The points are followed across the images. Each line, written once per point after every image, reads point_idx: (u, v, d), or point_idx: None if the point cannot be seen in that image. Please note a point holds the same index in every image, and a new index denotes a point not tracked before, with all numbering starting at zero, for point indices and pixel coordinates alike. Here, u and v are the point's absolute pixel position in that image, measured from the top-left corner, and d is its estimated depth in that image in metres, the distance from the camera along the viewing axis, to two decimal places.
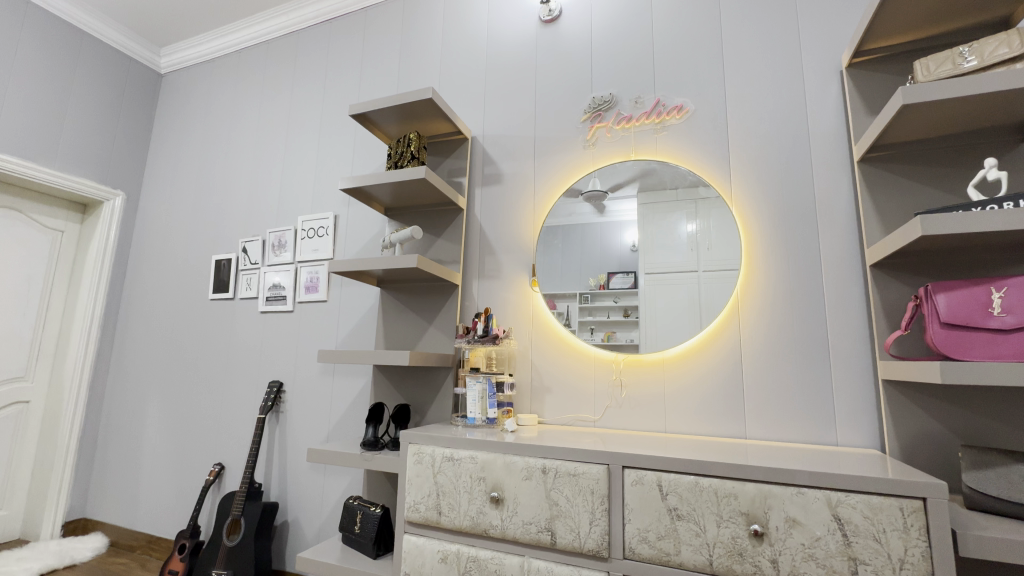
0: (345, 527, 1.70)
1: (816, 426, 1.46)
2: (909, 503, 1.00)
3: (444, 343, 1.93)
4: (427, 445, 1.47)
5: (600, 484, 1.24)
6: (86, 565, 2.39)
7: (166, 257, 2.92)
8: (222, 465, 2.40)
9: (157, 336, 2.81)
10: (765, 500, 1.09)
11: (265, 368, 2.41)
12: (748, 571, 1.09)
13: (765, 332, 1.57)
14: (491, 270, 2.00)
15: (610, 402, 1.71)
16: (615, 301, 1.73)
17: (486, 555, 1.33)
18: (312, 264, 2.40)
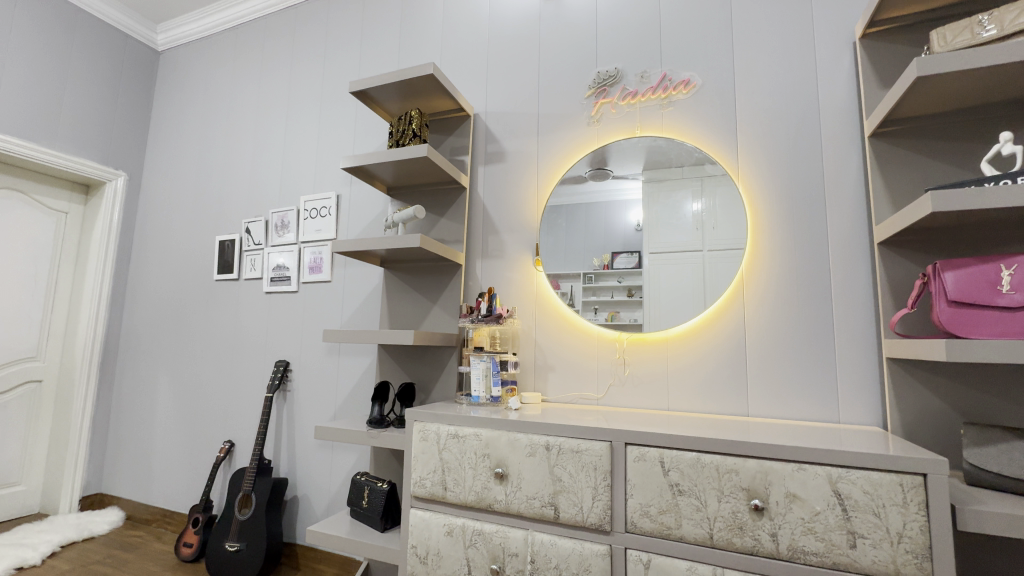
0: (353, 502, 1.74)
1: (819, 403, 1.47)
2: (909, 479, 1.01)
3: (448, 322, 1.94)
4: (432, 423, 1.49)
5: (602, 461, 1.25)
6: (105, 537, 2.47)
7: (170, 238, 2.92)
8: (232, 442, 2.45)
9: (164, 316, 2.84)
10: (765, 476, 1.11)
11: (271, 347, 2.43)
12: (748, 544, 1.11)
13: (769, 311, 1.56)
14: (494, 249, 1.99)
15: (613, 380, 1.72)
16: (619, 281, 1.73)
17: (491, 528, 1.36)
18: (315, 244, 2.39)
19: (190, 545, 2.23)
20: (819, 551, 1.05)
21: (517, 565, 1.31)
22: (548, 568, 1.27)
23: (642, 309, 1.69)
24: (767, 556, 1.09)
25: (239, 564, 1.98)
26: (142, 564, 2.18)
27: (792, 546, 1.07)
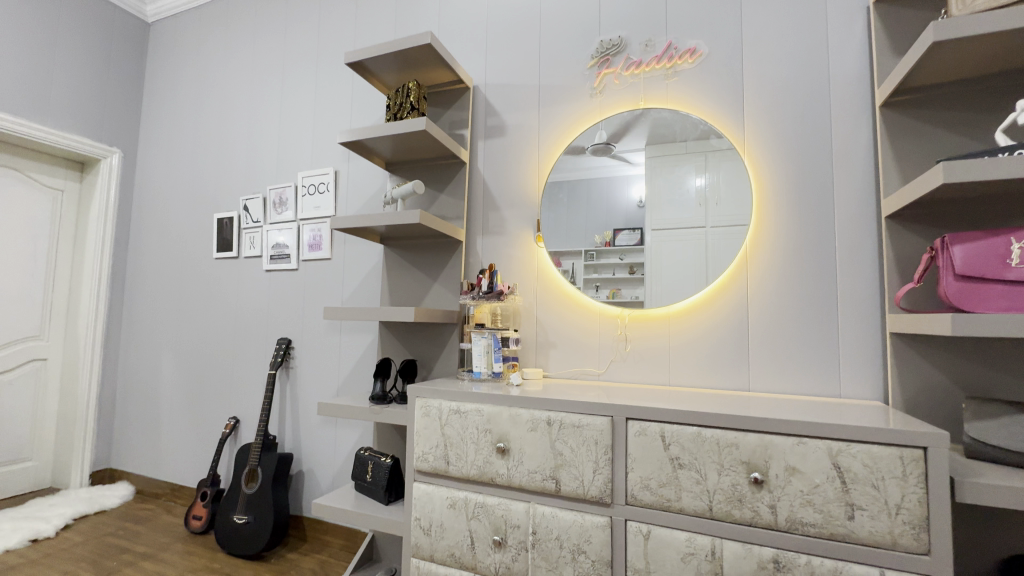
0: (358, 476, 1.77)
1: (820, 378, 1.47)
2: (909, 452, 1.01)
3: (449, 299, 1.93)
4: (434, 399, 1.50)
5: (603, 435, 1.26)
6: (116, 511, 2.52)
7: (168, 216, 2.89)
8: (237, 418, 2.48)
9: (165, 294, 2.84)
10: (765, 450, 1.12)
11: (273, 325, 2.44)
12: (747, 516, 1.12)
13: (772, 286, 1.55)
14: (495, 225, 1.97)
15: (615, 356, 1.72)
16: (620, 258, 1.71)
17: (493, 501, 1.38)
18: (314, 222, 2.37)
19: (200, 518, 2.28)
20: (817, 523, 1.06)
21: (519, 536, 1.33)
22: (549, 539, 1.30)
23: (643, 287, 1.68)
24: (766, 527, 1.11)
25: (248, 536, 2.02)
26: (153, 536, 2.23)
27: (791, 518, 1.08)
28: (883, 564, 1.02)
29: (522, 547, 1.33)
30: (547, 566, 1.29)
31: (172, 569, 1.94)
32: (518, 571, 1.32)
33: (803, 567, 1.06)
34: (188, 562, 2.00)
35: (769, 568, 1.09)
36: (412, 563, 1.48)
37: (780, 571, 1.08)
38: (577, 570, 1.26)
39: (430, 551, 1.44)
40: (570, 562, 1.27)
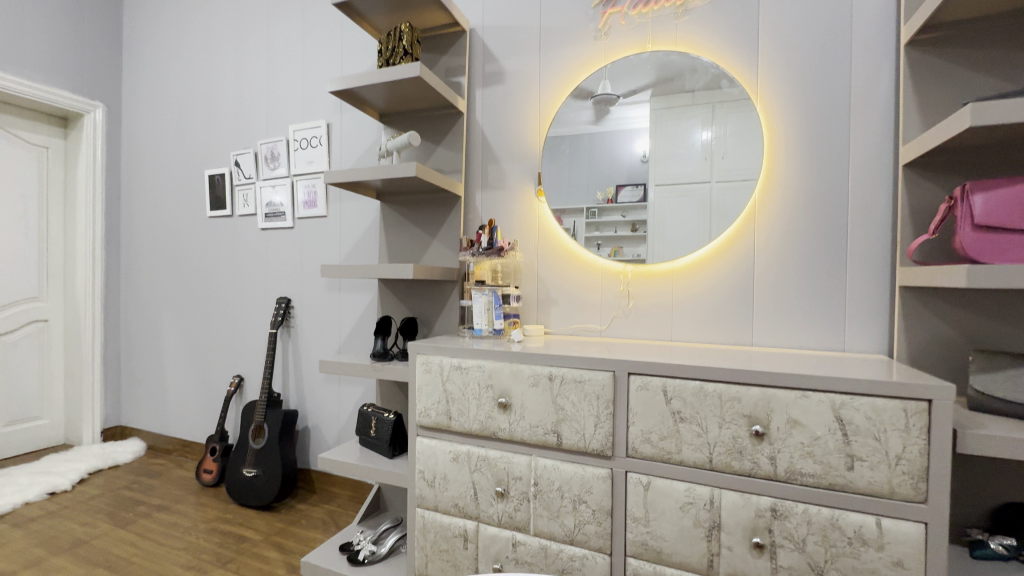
0: (362, 431, 1.79)
1: (825, 333, 1.45)
2: (914, 404, 1.01)
3: (448, 257, 1.90)
4: (435, 355, 1.50)
5: (605, 390, 1.26)
6: (129, 465, 2.60)
7: (158, 174, 2.81)
8: (241, 376, 2.50)
9: (161, 254, 2.80)
10: (768, 404, 1.11)
11: (272, 284, 2.41)
12: (747, 467, 1.13)
13: (780, 240, 1.51)
14: (494, 179, 1.90)
15: (617, 312, 1.70)
16: (623, 216, 1.67)
17: (495, 454, 1.40)
18: (308, 177, 2.30)
19: (210, 471, 2.34)
20: (816, 473, 1.07)
21: (521, 487, 1.36)
22: (551, 490, 1.32)
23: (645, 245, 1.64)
24: (765, 478, 1.12)
25: (258, 488, 2.08)
26: (166, 489, 2.30)
27: (790, 469, 1.09)
28: (880, 511, 1.03)
29: (524, 497, 1.35)
30: (548, 515, 1.32)
31: (186, 519, 2.01)
32: (520, 520, 1.36)
33: (799, 515, 1.08)
34: (201, 513, 2.07)
35: (766, 516, 1.11)
36: (417, 513, 1.52)
37: (778, 519, 1.10)
38: (578, 519, 1.29)
39: (434, 501, 1.48)
40: (571, 511, 1.30)
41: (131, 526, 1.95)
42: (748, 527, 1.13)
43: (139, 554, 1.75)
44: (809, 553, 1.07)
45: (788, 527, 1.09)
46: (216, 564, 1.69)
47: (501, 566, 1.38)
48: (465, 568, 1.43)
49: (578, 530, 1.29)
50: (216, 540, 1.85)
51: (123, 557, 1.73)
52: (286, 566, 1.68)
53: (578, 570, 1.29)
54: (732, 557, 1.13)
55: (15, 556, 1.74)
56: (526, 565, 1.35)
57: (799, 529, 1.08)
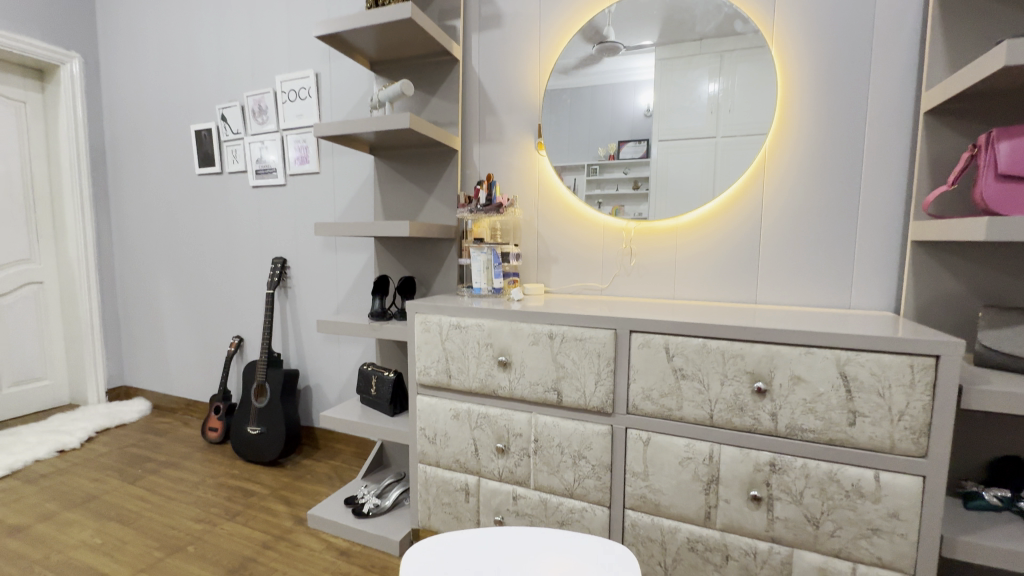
0: (362, 389, 1.80)
1: (830, 289, 1.42)
2: (921, 361, 0.99)
3: (445, 214, 1.84)
4: (433, 314, 1.47)
5: (606, 348, 1.24)
6: (136, 424, 2.64)
7: (143, 129, 2.70)
8: (241, 337, 2.50)
9: (152, 214, 2.74)
10: (771, 360, 1.10)
11: (267, 244, 2.37)
12: (747, 424, 1.13)
13: (789, 194, 1.45)
14: (492, 132, 1.82)
15: (618, 270, 1.67)
16: (625, 173, 1.61)
17: (495, 412, 1.40)
18: (298, 131, 2.20)
19: (215, 429, 2.38)
20: (816, 429, 1.07)
21: (522, 444, 1.37)
22: (551, 447, 1.33)
23: (647, 203, 1.59)
24: (766, 433, 1.12)
25: (263, 445, 2.12)
26: (173, 446, 2.34)
27: (791, 425, 1.09)
28: (879, 465, 1.04)
29: (524, 453, 1.37)
30: (548, 470, 1.34)
31: (194, 475, 2.05)
32: (520, 475, 1.38)
33: (798, 469, 1.09)
34: (209, 469, 2.11)
35: (764, 470, 1.12)
36: (419, 469, 1.54)
37: (776, 473, 1.11)
38: (578, 474, 1.30)
39: (435, 457, 1.50)
40: (571, 466, 1.31)
41: (141, 482, 2.00)
42: (746, 480, 1.14)
43: (150, 508, 1.79)
44: (806, 505, 1.09)
45: (786, 481, 1.10)
46: (225, 517, 1.74)
47: (502, 518, 1.41)
48: (466, 520, 1.47)
49: (578, 484, 1.31)
50: (224, 495, 1.89)
51: (134, 511, 1.77)
52: (293, 518, 1.73)
53: (577, 522, 1.32)
54: (729, 509, 1.15)
55: (29, 511, 1.78)
56: (527, 517, 1.38)
57: (797, 482, 1.09)
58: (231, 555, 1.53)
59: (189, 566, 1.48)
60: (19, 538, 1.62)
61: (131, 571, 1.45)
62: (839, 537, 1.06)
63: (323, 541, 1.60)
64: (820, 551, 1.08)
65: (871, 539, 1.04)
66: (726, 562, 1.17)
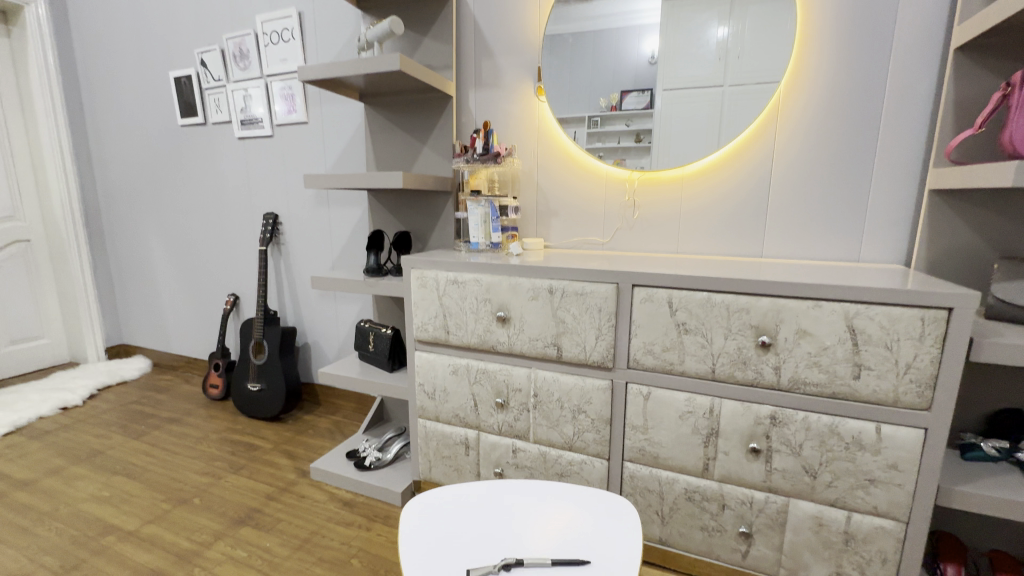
0: (360, 346, 1.78)
1: (839, 242, 1.38)
2: (932, 313, 0.96)
3: (441, 165, 1.76)
4: (430, 269, 1.43)
5: (608, 302, 1.21)
6: (137, 382, 2.65)
7: (120, 77, 2.55)
8: (236, 295, 2.46)
9: (137, 168, 2.63)
10: (778, 314, 1.07)
11: (257, 199, 2.29)
12: (750, 378, 1.12)
13: (802, 141, 1.38)
14: (489, 76, 1.71)
15: (621, 224, 1.62)
16: (626, 125, 1.53)
17: (494, 368, 1.39)
18: (283, 77, 2.07)
19: (216, 386, 2.39)
20: (820, 382, 1.06)
21: (521, 399, 1.36)
22: (551, 402, 1.32)
23: (649, 157, 1.53)
24: (768, 387, 1.11)
25: (264, 401, 2.13)
26: (175, 403, 2.36)
27: (794, 378, 1.08)
28: (881, 418, 1.03)
29: (524, 408, 1.36)
30: (548, 424, 1.34)
31: (197, 430, 2.07)
32: (520, 429, 1.38)
33: (798, 423, 1.09)
34: (211, 424, 2.13)
35: (765, 423, 1.11)
36: (419, 424, 1.54)
37: (776, 426, 1.11)
38: (577, 427, 1.30)
39: (435, 412, 1.50)
40: (571, 420, 1.31)
41: (145, 437, 2.02)
42: (746, 433, 1.13)
43: (155, 463, 1.82)
44: (804, 457, 1.09)
45: (786, 433, 1.10)
46: (229, 470, 1.77)
47: (502, 470, 1.43)
48: (466, 472, 1.49)
49: (577, 437, 1.31)
50: (227, 449, 1.92)
51: (139, 465, 1.80)
52: (297, 471, 1.75)
53: (576, 474, 1.33)
54: (727, 461, 1.16)
55: (36, 465, 1.81)
56: (526, 469, 1.39)
57: (797, 435, 1.09)
58: (236, 506, 1.56)
59: (196, 517, 1.51)
60: (27, 491, 1.65)
61: (139, 522, 1.48)
62: (836, 487, 1.07)
63: (326, 493, 1.63)
64: (816, 500, 1.10)
65: (867, 489, 1.05)
66: (723, 511, 1.19)
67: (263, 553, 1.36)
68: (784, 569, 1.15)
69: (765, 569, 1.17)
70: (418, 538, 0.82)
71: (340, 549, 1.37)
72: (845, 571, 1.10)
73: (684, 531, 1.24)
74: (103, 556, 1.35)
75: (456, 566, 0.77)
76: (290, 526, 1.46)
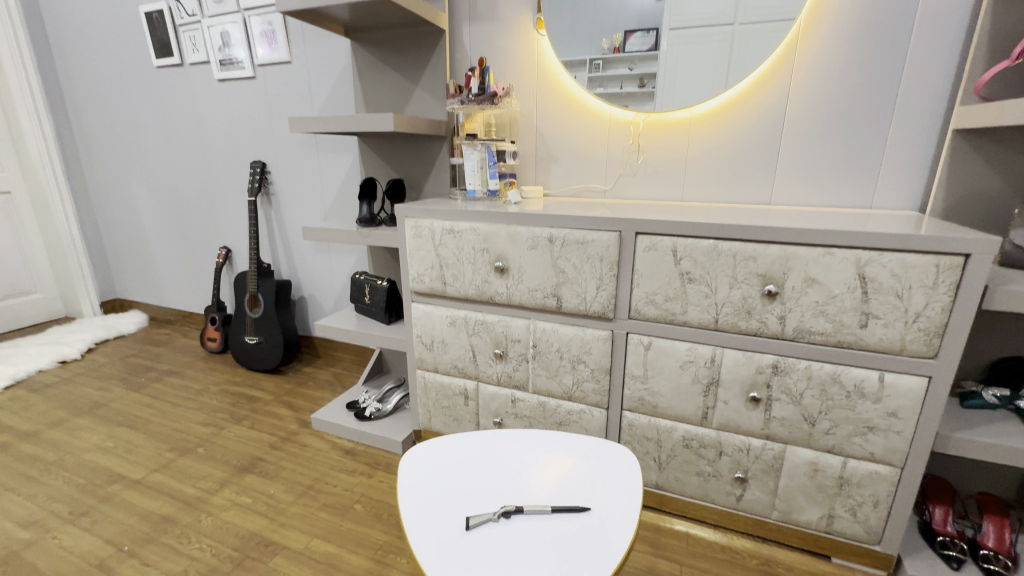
0: (356, 299, 1.75)
1: (852, 187, 1.32)
2: (948, 260, 0.92)
3: (434, 108, 1.66)
4: (425, 218, 1.38)
5: (610, 251, 1.17)
6: (134, 336, 2.65)
7: (86, 12, 2.36)
8: (228, 248, 2.41)
9: (114, 115, 2.50)
10: (786, 262, 1.03)
11: (242, 147, 2.19)
12: (753, 327, 1.09)
13: (820, 78, 1.28)
14: (484, 8, 1.58)
15: (624, 170, 1.54)
16: (630, 68, 1.44)
17: (492, 319, 1.36)
18: (261, 11, 1.92)
19: (214, 340, 2.38)
20: (825, 332, 1.04)
21: (520, 349, 1.35)
22: (550, 352, 1.31)
23: (652, 103, 1.44)
24: (771, 336, 1.09)
25: (262, 354, 2.13)
26: (174, 356, 2.36)
27: (799, 328, 1.05)
28: (885, 367, 1.02)
29: (523, 359, 1.35)
30: (547, 374, 1.33)
31: (197, 383, 2.08)
32: (519, 379, 1.37)
33: (801, 372, 1.07)
34: (211, 377, 2.14)
35: (766, 372, 1.10)
36: (418, 375, 1.54)
37: (778, 375, 1.10)
38: (577, 377, 1.30)
39: (434, 364, 1.49)
40: (570, 370, 1.30)
41: (145, 390, 2.03)
42: (746, 383, 1.13)
43: (157, 414, 1.84)
44: (804, 406, 1.09)
45: (786, 382, 1.09)
46: (231, 421, 1.78)
47: (501, 419, 1.44)
48: (466, 422, 1.50)
49: (576, 387, 1.31)
50: (228, 401, 1.93)
51: (141, 417, 1.82)
52: (298, 421, 1.77)
53: (575, 423, 1.34)
54: (726, 410, 1.16)
55: (38, 417, 1.82)
56: (526, 418, 1.40)
57: (798, 384, 1.08)
58: (239, 455, 1.58)
59: (199, 466, 1.53)
60: (31, 442, 1.66)
61: (144, 471, 1.51)
62: (834, 434, 1.08)
63: (328, 442, 1.65)
64: (813, 447, 1.11)
65: (866, 436, 1.05)
66: (719, 458, 1.20)
67: (268, 499, 1.38)
68: (777, 512, 1.18)
69: (758, 511, 1.20)
70: (417, 487, 0.82)
71: (343, 495, 1.40)
72: (837, 513, 1.12)
73: (680, 476, 1.26)
74: (111, 503, 1.37)
75: (456, 514, 0.77)
76: (293, 474, 1.49)
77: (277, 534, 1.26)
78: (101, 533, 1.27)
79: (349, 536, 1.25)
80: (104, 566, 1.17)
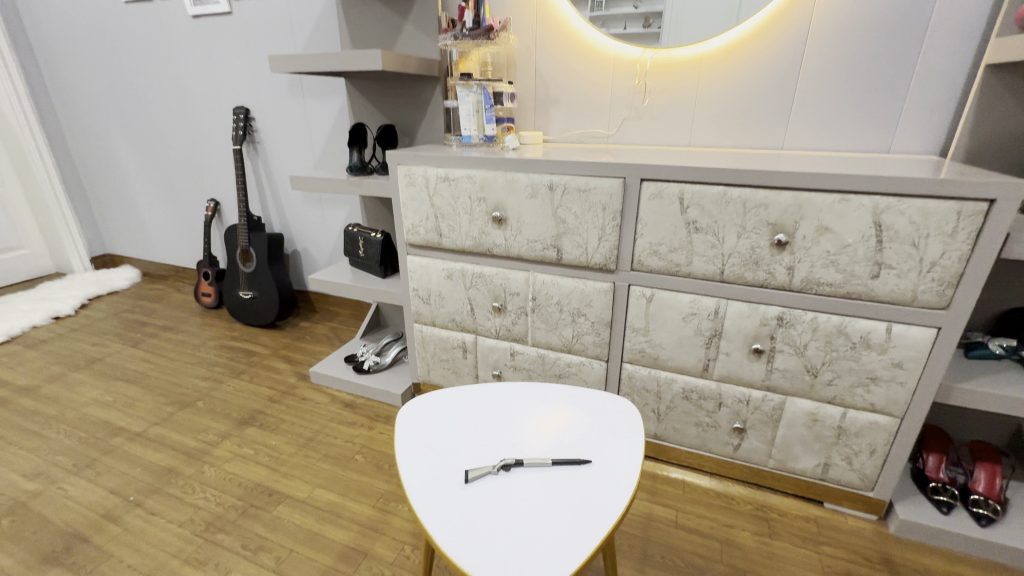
0: (350, 252, 1.70)
1: (871, 129, 1.24)
2: (971, 207, 0.87)
3: (426, 45, 1.54)
4: (418, 165, 1.31)
5: (613, 199, 1.11)
6: (128, 291, 2.61)
7: None
8: (216, 201, 2.33)
9: (85, 57, 2.34)
10: (798, 209, 0.98)
11: (224, 92, 2.06)
12: (760, 279, 1.06)
13: (845, 7, 1.18)
14: None
15: (629, 113, 1.45)
16: (635, 6, 1.34)
17: (490, 272, 1.32)
18: None
19: (209, 295, 2.34)
20: (834, 283, 1.00)
21: (519, 302, 1.32)
22: (550, 305, 1.28)
23: (660, 40, 1.34)
24: (778, 288, 1.05)
25: (258, 309, 2.10)
26: (169, 311, 2.34)
27: (807, 279, 1.02)
28: (893, 318, 0.99)
29: (522, 312, 1.32)
30: (546, 327, 1.31)
31: (194, 338, 2.07)
32: (518, 332, 1.35)
33: (806, 324, 1.05)
34: (208, 332, 2.12)
35: (770, 324, 1.08)
36: (415, 329, 1.52)
37: (782, 327, 1.07)
38: (577, 330, 1.27)
39: (431, 317, 1.47)
40: (569, 323, 1.27)
41: (142, 345, 2.02)
42: (750, 335, 1.10)
43: (155, 369, 1.83)
44: (808, 357, 1.07)
45: (791, 335, 1.07)
46: (229, 375, 1.78)
47: (500, 372, 1.43)
48: (465, 375, 1.49)
49: (576, 340, 1.28)
50: (226, 355, 1.92)
51: (139, 372, 1.81)
52: (297, 375, 1.77)
53: (574, 375, 1.33)
54: (728, 362, 1.14)
55: (36, 372, 1.82)
56: (524, 371, 1.39)
57: (803, 336, 1.06)
58: (240, 408, 1.59)
59: (200, 419, 1.54)
60: (31, 397, 1.67)
61: (145, 424, 1.51)
62: (836, 386, 1.07)
63: (328, 395, 1.65)
64: (813, 398, 1.10)
65: (868, 387, 1.04)
66: (719, 409, 1.20)
67: (270, 450, 1.40)
68: (773, 460, 1.20)
69: (754, 459, 1.22)
70: (416, 441, 0.81)
71: (344, 446, 1.41)
72: (833, 462, 1.14)
73: (679, 427, 1.26)
74: (114, 455, 1.39)
75: (455, 467, 0.76)
76: (294, 426, 1.50)
77: (279, 484, 1.28)
78: (106, 484, 1.29)
79: (351, 486, 1.27)
80: (110, 515, 1.19)
